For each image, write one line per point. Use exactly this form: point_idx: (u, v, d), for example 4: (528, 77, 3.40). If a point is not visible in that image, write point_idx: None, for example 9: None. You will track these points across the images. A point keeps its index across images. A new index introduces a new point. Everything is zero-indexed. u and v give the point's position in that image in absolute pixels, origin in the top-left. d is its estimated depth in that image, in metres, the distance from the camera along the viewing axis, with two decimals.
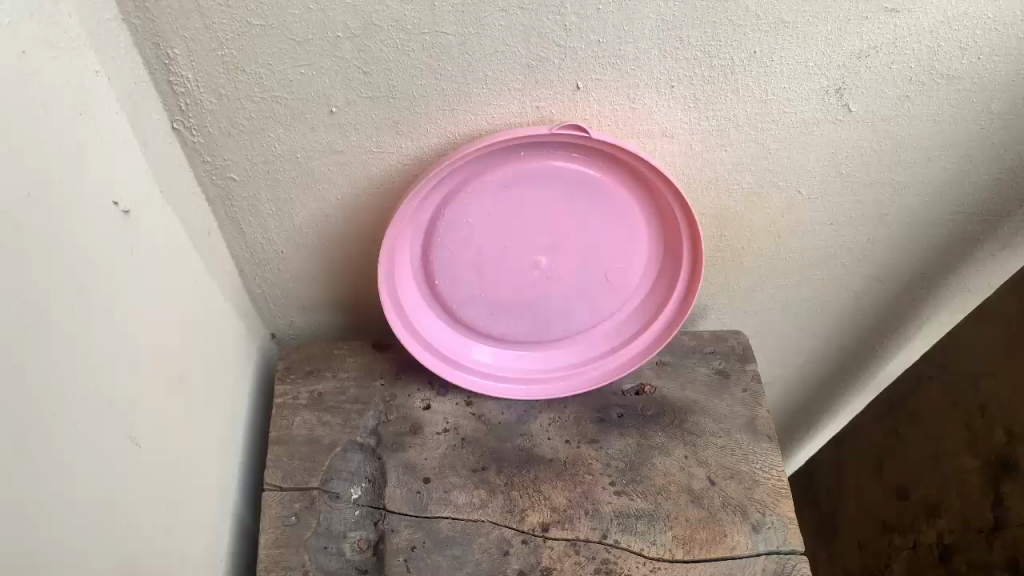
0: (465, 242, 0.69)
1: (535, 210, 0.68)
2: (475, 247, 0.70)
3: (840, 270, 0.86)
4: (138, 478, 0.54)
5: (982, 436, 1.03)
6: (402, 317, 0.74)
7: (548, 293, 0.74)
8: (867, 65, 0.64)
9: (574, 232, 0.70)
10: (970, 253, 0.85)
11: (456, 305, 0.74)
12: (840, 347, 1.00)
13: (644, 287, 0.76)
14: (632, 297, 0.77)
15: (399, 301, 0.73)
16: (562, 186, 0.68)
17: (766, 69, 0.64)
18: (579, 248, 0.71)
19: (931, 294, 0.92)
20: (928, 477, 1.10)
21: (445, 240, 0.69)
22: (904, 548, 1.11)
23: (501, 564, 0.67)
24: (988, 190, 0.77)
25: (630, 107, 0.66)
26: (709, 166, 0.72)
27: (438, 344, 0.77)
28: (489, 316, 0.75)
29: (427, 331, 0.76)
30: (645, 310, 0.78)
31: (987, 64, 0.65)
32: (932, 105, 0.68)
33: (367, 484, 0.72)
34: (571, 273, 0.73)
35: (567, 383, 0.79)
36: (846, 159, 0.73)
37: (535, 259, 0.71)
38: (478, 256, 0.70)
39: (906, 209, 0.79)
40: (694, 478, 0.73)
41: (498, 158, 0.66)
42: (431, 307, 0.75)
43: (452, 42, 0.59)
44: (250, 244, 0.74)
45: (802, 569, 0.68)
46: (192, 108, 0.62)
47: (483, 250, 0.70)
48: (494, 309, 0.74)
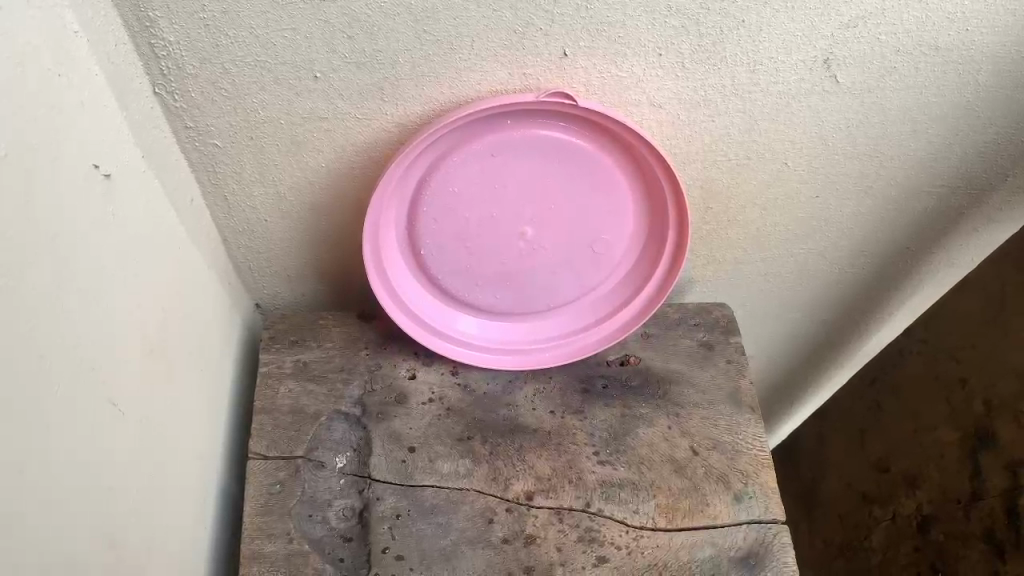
0: (451, 211, 0.69)
1: (521, 180, 0.68)
2: (460, 216, 0.69)
3: (825, 243, 0.86)
4: (121, 446, 0.54)
5: (963, 410, 1.03)
6: (387, 287, 0.73)
7: (534, 263, 0.73)
8: (856, 36, 0.64)
9: (561, 202, 0.70)
10: (954, 227, 0.86)
11: (442, 275, 0.73)
12: (825, 319, 1.01)
13: (630, 259, 0.76)
14: (618, 269, 0.77)
15: (385, 270, 0.73)
16: (548, 156, 0.67)
17: (753, 38, 0.63)
18: (566, 219, 0.71)
19: (915, 267, 0.92)
20: (907, 449, 1.11)
21: (430, 208, 0.69)
22: (885, 518, 1.13)
23: (485, 532, 0.68)
24: (973, 163, 0.77)
25: (617, 75, 0.65)
26: (697, 136, 0.72)
27: (423, 314, 0.77)
28: (475, 286, 0.74)
29: (413, 302, 0.76)
30: (632, 282, 0.78)
31: (975, 36, 0.65)
32: (920, 76, 0.68)
33: (352, 453, 0.73)
34: (557, 244, 0.72)
35: (553, 354, 0.79)
36: (833, 131, 0.72)
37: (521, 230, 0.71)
38: (463, 226, 0.70)
39: (891, 182, 0.79)
40: (677, 449, 0.74)
41: (484, 125, 0.66)
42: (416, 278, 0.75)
43: (438, 6, 0.58)
44: (233, 211, 0.74)
45: (782, 538, 0.69)
46: (174, 72, 0.61)
47: (468, 219, 0.70)
48: (479, 279, 0.74)
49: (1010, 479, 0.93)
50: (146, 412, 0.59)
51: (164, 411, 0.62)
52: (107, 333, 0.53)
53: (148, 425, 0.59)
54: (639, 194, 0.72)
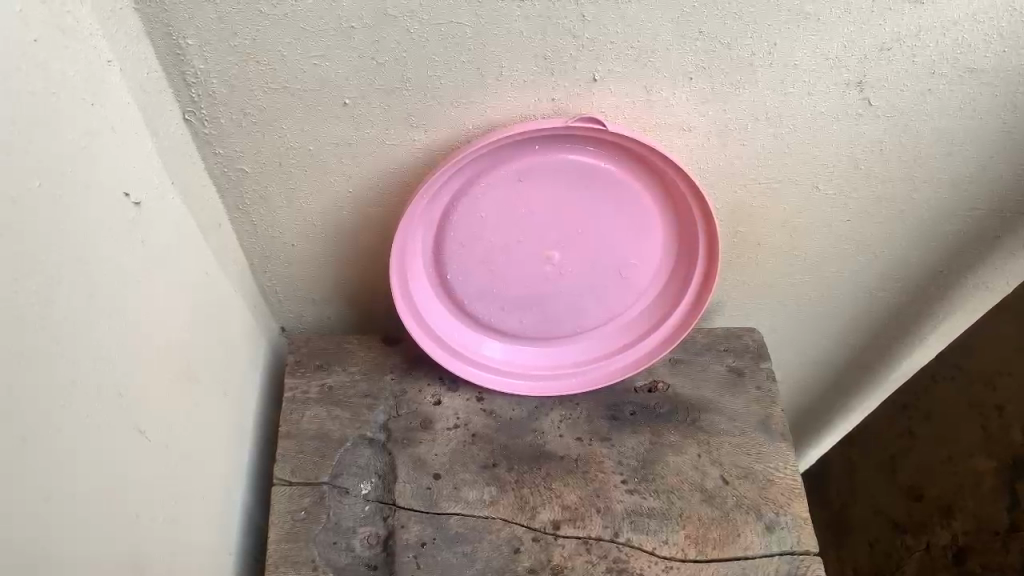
0: (477, 234, 0.68)
1: (548, 204, 0.67)
2: (488, 241, 0.69)
3: (858, 265, 0.85)
4: (145, 473, 0.54)
5: (998, 437, 1.04)
6: (413, 313, 0.73)
7: (561, 287, 0.73)
8: (889, 58, 0.63)
9: (590, 226, 0.69)
10: (989, 250, 0.84)
11: (468, 299, 0.73)
12: (856, 344, 0.99)
13: (659, 282, 0.75)
14: (646, 293, 0.76)
15: (410, 295, 0.72)
16: (577, 180, 0.67)
17: (785, 61, 0.63)
18: (594, 243, 0.70)
19: (950, 292, 0.90)
20: (939, 478, 1.09)
21: (455, 232, 0.68)
22: (918, 547, 1.08)
23: (511, 562, 0.67)
24: (1010, 186, 0.75)
25: (648, 100, 0.65)
26: (727, 160, 0.71)
27: (449, 340, 0.76)
28: (501, 310, 0.74)
29: (437, 327, 0.75)
30: (661, 307, 0.76)
31: (1013, 58, 0.64)
32: (954, 98, 0.67)
33: (377, 479, 0.72)
34: (585, 268, 0.72)
35: (581, 380, 0.78)
36: (865, 154, 0.71)
37: (549, 254, 0.70)
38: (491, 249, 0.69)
39: (925, 204, 0.77)
40: (707, 477, 0.72)
41: (513, 149, 0.65)
42: (440, 303, 0.75)
43: (468, 31, 0.58)
44: (261, 236, 0.74)
45: (815, 570, 0.67)
46: (205, 99, 0.61)
47: (495, 243, 0.69)
48: (504, 304, 0.73)
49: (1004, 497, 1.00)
50: (172, 436, 0.58)
51: (188, 436, 0.61)
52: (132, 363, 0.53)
53: (173, 450, 0.59)
54: (669, 218, 0.71)
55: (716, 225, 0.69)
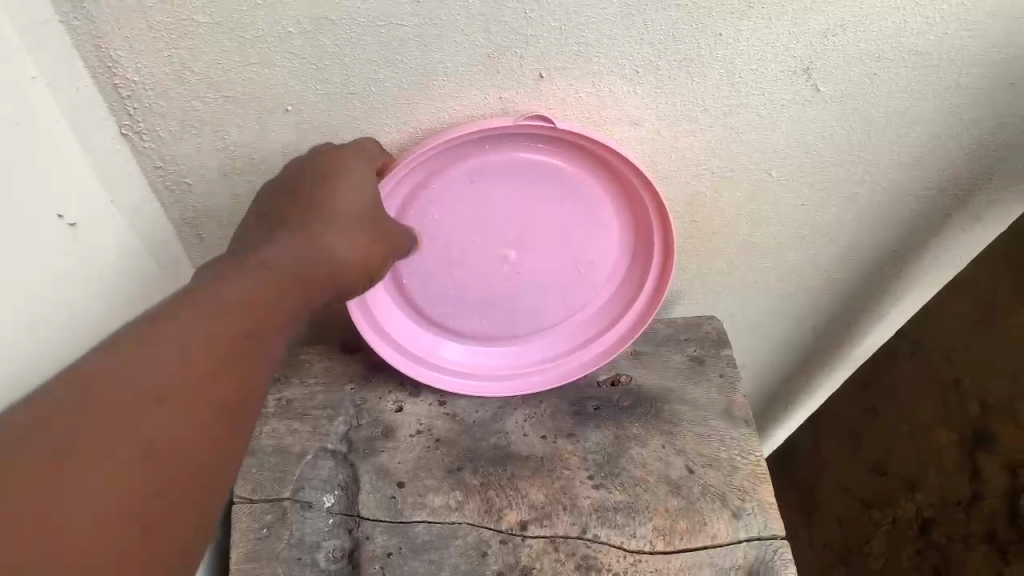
0: (431, 236, 0.67)
1: (500, 202, 0.66)
2: (442, 242, 0.68)
3: (815, 249, 0.85)
4: None
5: (958, 411, 1.06)
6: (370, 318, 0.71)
7: (518, 286, 0.72)
8: (835, 44, 0.63)
9: (543, 222, 0.68)
10: (942, 227, 0.84)
11: (425, 300, 0.72)
12: (817, 326, 1.00)
13: (616, 277, 0.75)
14: (604, 288, 0.75)
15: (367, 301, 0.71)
16: (528, 177, 0.66)
17: (732, 51, 0.62)
18: (550, 239, 0.69)
19: (906, 270, 0.91)
20: (901, 451, 1.11)
21: (409, 235, 0.67)
22: (884, 521, 1.11)
23: (479, 566, 0.67)
24: (959, 164, 0.76)
25: (596, 96, 0.64)
26: (678, 150, 0.70)
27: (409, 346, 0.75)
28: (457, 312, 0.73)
29: (394, 331, 0.74)
30: (619, 302, 0.76)
31: (957, 40, 0.64)
32: (900, 81, 0.67)
33: (340, 491, 0.71)
34: (541, 266, 0.71)
35: (544, 377, 0.78)
36: (817, 139, 0.71)
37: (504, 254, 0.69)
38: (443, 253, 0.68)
39: (878, 186, 0.77)
40: (672, 468, 0.72)
41: (464, 150, 0.64)
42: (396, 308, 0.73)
43: (410, 33, 0.57)
44: (208, 249, 0.71)
45: (785, 555, 0.67)
46: (140, 111, 0.59)
47: (449, 245, 0.68)
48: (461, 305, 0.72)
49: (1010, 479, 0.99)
50: None
51: None
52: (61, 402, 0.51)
53: None
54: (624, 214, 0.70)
55: (669, 217, 0.68)
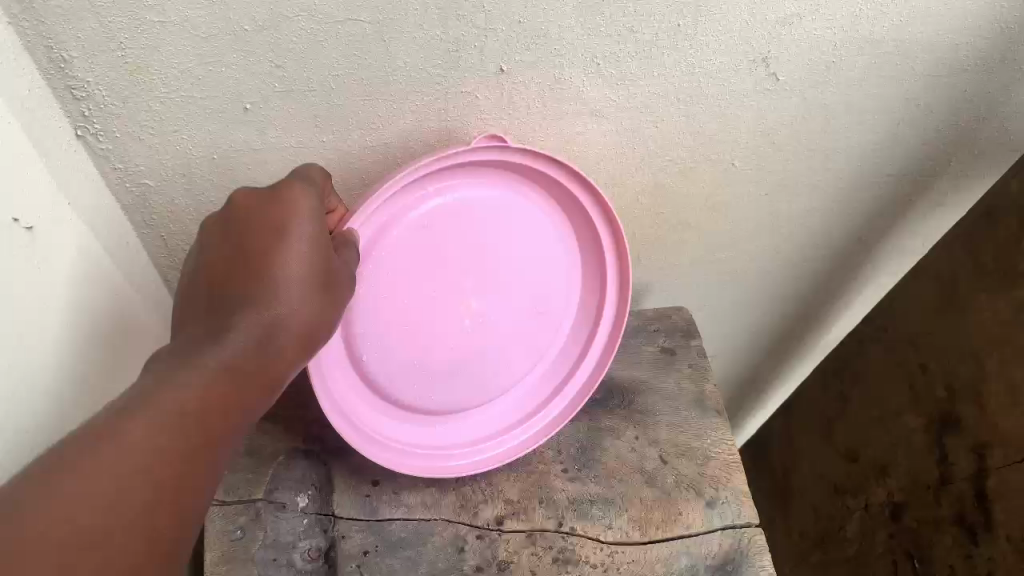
0: (392, 294, 0.61)
1: (461, 256, 0.63)
2: (401, 304, 0.62)
3: (781, 237, 0.86)
4: None
5: (925, 393, 1.00)
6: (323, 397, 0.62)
7: (483, 344, 0.67)
8: (791, 33, 0.64)
9: (505, 275, 0.65)
10: (903, 213, 0.86)
11: (382, 373, 0.64)
12: (785, 316, 1.01)
13: (574, 327, 0.73)
14: (562, 342, 0.73)
15: (321, 373, 0.62)
16: (490, 222, 0.63)
17: (691, 42, 0.63)
18: (512, 290, 0.66)
19: (870, 257, 0.92)
20: (874, 437, 1.09)
21: (367, 296, 0.60)
22: (858, 507, 1.12)
23: (457, 562, 0.66)
24: (917, 150, 0.77)
25: (556, 89, 0.65)
26: (639, 141, 0.71)
27: (365, 439, 0.66)
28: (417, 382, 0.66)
29: (346, 418, 0.64)
30: (577, 355, 0.74)
31: (910, 27, 0.65)
32: (857, 69, 0.68)
33: (314, 492, 0.70)
34: (507, 318, 0.67)
35: (505, 447, 0.73)
36: (777, 128, 0.72)
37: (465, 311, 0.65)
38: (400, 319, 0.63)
39: (839, 173, 0.78)
40: (646, 459, 0.73)
41: (410, 196, 0.60)
42: (348, 391, 0.65)
43: (368, 30, 0.57)
44: (172, 251, 0.71)
45: (758, 543, 0.68)
46: (97, 113, 0.58)
47: (409, 308, 0.62)
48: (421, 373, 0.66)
49: (977, 461, 0.92)
50: None
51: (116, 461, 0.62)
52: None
53: None
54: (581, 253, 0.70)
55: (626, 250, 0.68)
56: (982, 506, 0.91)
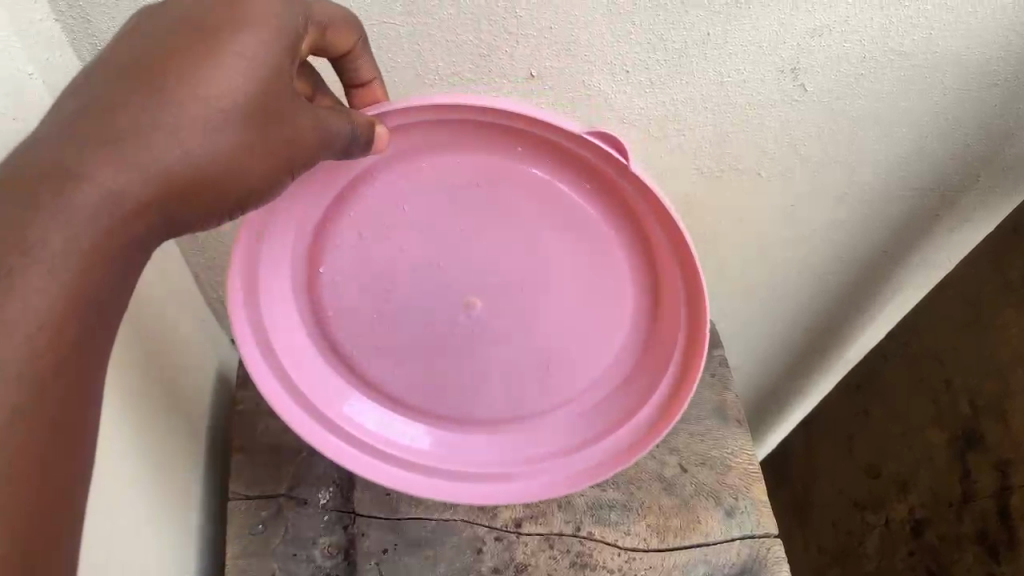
0: (365, 246, 0.55)
1: (467, 248, 0.56)
2: (391, 285, 0.57)
3: (805, 249, 0.86)
4: (99, 498, 0.52)
5: (948, 410, 1.00)
6: (287, 353, 0.58)
7: (493, 361, 0.60)
8: (820, 44, 0.64)
9: (525, 288, 0.57)
10: (929, 227, 0.85)
11: (367, 354, 0.59)
12: (808, 328, 1.01)
13: (623, 360, 0.60)
14: (607, 376, 0.60)
15: (279, 323, 0.57)
16: (505, 212, 0.55)
17: (720, 51, 0.63)
18: (532, 307, 0.58)
19: (895, 271, 0.92)
20: (895, 452, 1.09)
21: (327, 250, 0.55)
22: (878, 523, 1.11)
23: (475, 563, 0.67)
24: (944, 164, 0.77)
25: (585, 96, 0.65)
26: (665, 149, 0.72)
27: (339, 421, 0.60)
28: (411, 371, 0.60)
29: (312, 388, 0.59)
30: (629, 400, 0.60)
31: (940, 41, 0.65)
32: (885, 81, 0.68)
33: (335, 488, 0.70)
34: (523, 336, 0.59)
35: (514, 491, 0.60)
36: (804, 139, 0.72)
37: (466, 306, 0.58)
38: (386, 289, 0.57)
39: (865, 186, 0.78)
40: (666, 467, 0.73)
41: (455, 141, 0.53)
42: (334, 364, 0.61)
43: (400, 31, 0.59)
44: None
45: (775, 552, 0.68)
46: None
47: (403, 292, 0.57)
48: (418, 364, 0.60)
49: (1001, 478, 0.90)
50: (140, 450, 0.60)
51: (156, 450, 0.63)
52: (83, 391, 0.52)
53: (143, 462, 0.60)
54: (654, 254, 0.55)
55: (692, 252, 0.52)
56: (1004, 525, 0.90)
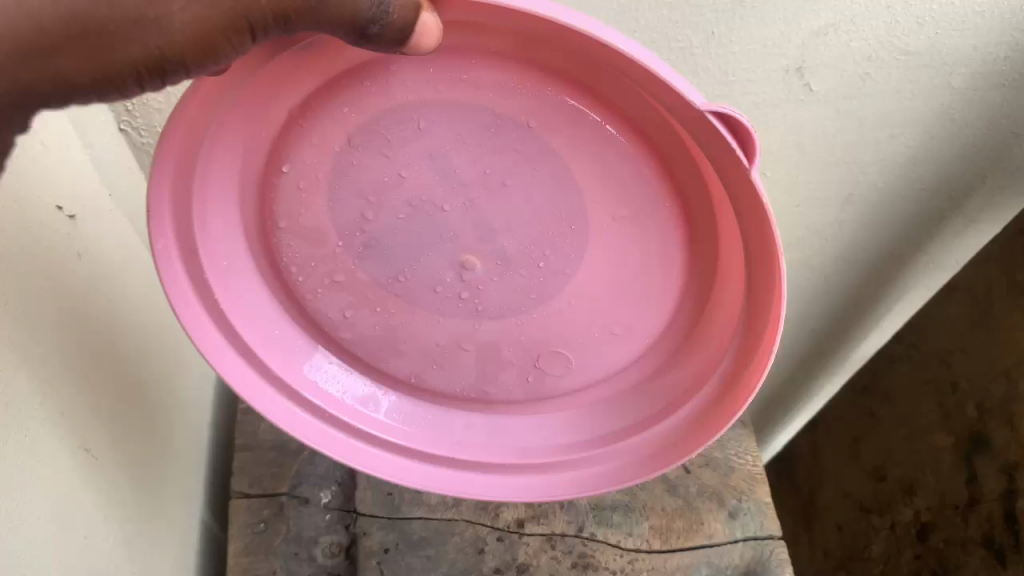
0: (319, 168, 0.51)
1: (479, 218, 0.52)
2: (368, 219, 0.52)
3: (810, 250, 0.86)
4: (95, 490, 0.53)
5: (955, 412, 0.99)
6: (228, 263, 0.54)
7: (540, 321, 0.56)
8: (826, 43, 0.64)
9: (571, 261, 0.53)
10: (936, 228, 0.84)
11: (330, 312, 0.57)
12: (815, 331, 1.00)
13: (678, 350, 0.56)
14: (655, 362, 0.57)
15: (231, 255, 0.55)
16: (572, 158, 0.49)
17: (726, 50, 0.63)
18: (580, 278, 0.54)
19: (901, 274, 0.91)
20: (901, 454, 1.08)
21: (272, 167, 0.51)
22: (884, 526, 1.10)
23: (476, 564, 0.66)
24: (951, 165, 0.76)
25: None
26: None
27: (296, 385, 0.58)
28: (364, 317, 0.57)
29: (246, 323, 0.56)
30: (666, 407, 0.57)
31: (947, 40, 0.65)
32: (892, 81, 0.67)
33: (337, 488, 0.70)
34: (570, 311, 0.55)
35: (498, 485, 0.60)
36: (810, 139, 0.72)
37: (463, 266, 0.54)
38: (358, 219, 0.52)
39: (870, 187, 0.78)
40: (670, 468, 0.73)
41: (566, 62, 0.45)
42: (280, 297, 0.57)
43: None
44: None
45: (780, 554, 0.68)
46: (138, 107, 0.64)
47: (390, 234, 0.53)
48: (377, 310, 0.57)
49: (1008, 481, 0.89)
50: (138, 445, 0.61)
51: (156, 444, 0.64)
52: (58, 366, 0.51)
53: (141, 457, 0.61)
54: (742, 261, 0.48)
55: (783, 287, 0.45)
56: (1010, 528, 0.89)
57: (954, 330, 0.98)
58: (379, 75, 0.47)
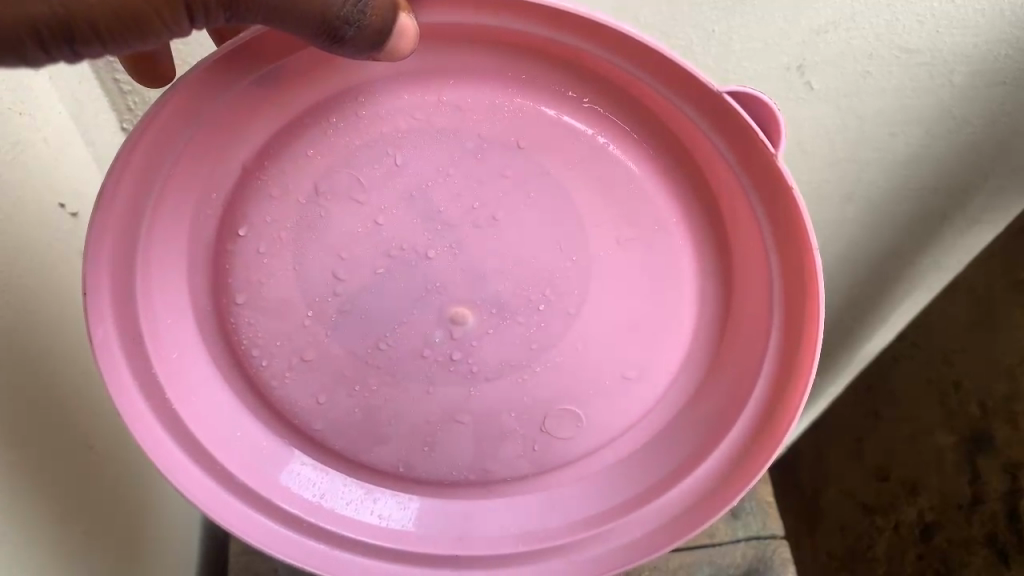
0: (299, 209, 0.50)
1: (470, 261, 0.51)
2: (340, 277, 0.51)
3: None
4: (96, 486, 0.55)
5: (959, 411, 0.99)
6: (189, 312, 0.52)
7: (548, 373, 0.53)
8: (825, 41, 0.64)
9: (577, 296, 0.52)
10: (936, 229, 0.84)
11: (297, 385, 0.53)
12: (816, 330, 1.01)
13: (699, 383, 0.55)
14: (673, 404, 0.55)
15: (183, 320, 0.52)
16: (573, 172, 0.51)
17: (726, 48, 0.65)
18: (585, 318, 0.52)
19: (900, 274, 0.91)
20: (905, 454, 1.08)
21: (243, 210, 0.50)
22: (887, 526, 1.10)
23: None
24: (953, 163, 0.76)
25: None
26: None
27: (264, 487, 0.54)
28: (342, 400, 0.53)
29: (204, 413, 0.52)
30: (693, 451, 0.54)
31: (948, 38, 0.65)
32: (892, 79, 0.68)
33: None
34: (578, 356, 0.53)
35: None
36: (810, 136, 0.73)
37: (454, 320, 0.52)
38: (334, 278, 0.51)
39: (871, 186, 0.78)
40: None
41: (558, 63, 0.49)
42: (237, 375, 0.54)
43: None
44: None
45: (781, 554, 0.69)
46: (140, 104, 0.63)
47: (378, 292, 0.51)
48: (355, 390, 0.53)
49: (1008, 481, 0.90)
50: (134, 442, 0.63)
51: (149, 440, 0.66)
52: (45, 387, 0.51)
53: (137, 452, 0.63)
54: (770, 265, 0.50)
55: (817, 262, 0.46)
56: (1016, 527, 0.89)
57: (956, 330, 0.98)
58: (363, 89, 0.49)
